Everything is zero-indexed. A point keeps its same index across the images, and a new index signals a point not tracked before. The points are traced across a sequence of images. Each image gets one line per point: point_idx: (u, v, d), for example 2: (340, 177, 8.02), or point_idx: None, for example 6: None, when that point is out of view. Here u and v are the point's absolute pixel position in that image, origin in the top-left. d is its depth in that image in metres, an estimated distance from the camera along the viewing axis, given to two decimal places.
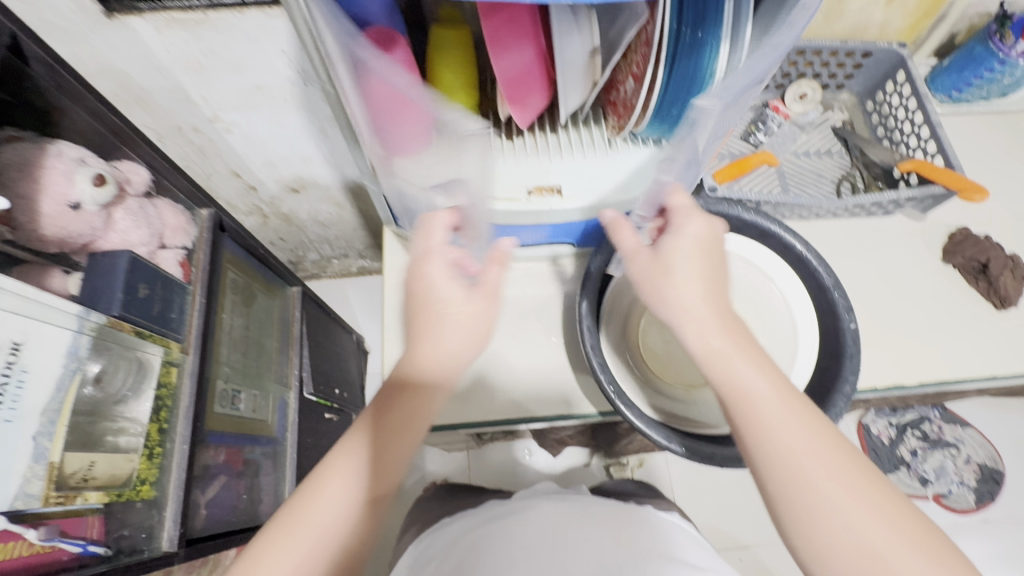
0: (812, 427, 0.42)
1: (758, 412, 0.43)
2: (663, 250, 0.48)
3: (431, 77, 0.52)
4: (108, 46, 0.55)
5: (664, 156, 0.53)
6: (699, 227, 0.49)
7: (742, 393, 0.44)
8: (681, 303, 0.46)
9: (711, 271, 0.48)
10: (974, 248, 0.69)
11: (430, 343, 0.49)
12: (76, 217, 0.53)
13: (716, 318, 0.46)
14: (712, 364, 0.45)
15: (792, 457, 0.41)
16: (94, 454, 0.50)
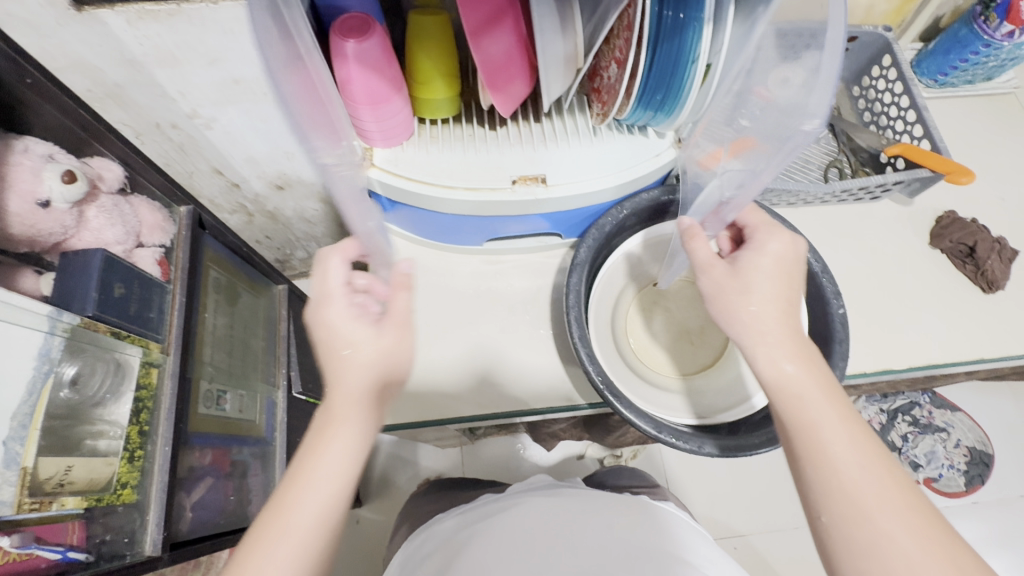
0: (878, 465, 0.42)
1: (823, 439, 0.43)
2: (741, 264, 0.50)
3: (409, 65, 0.51)
4: (78, 40, 0.51)
5: (731, 175, 0.50)
6: (780, 246, 0.50)
7: (808, 420, 0.44)
8: (752, 324, 0.47)
9: (787, 297, 0.48)
10: (961, 231, 0.69)
11: (348, 378, 0.46)
12: (47, 215, 0.52)
13: (791, 344, 0.46)
14: (780, 389, 0.46)
15: (853, 491, 0.41)
16: (71, 457, 0.48)
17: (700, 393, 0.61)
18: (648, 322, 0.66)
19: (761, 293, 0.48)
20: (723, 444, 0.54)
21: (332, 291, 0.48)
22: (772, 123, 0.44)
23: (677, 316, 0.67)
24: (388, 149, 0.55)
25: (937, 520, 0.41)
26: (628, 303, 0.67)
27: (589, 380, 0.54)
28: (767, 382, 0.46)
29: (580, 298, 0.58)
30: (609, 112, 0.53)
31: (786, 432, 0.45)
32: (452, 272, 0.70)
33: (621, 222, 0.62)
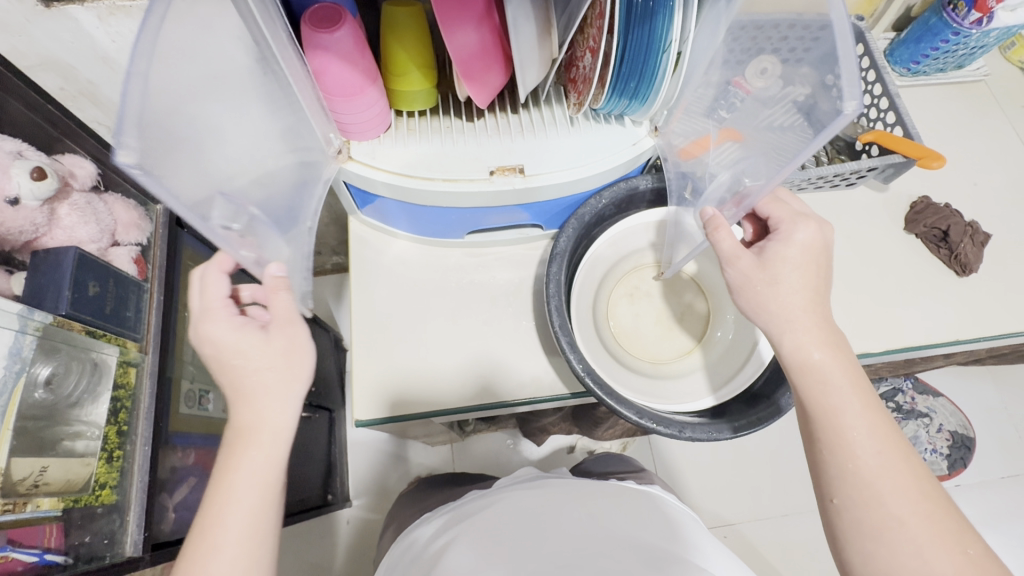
0: (894, 453, 0.44)
1: (845, 426, 0.45)
2: (769, 255, 0.49)
3: (385, 56, 0.50)
4: (48, 36, 0.53)
5: (752, 166, 0.48)
6: (807, 235, 0.49)
7: (832, 407, 0.45)
8: (782, 312, 0.48)
9: (815, 288, 0.49)
10: (934, 216, 0.71)
11: (247, 398, 0.44)
12: (15, 213, 0.50)
13: (819, 333, 0.47)
14: (807, 376, 0.47)
15: (869, 476, 0.43)
16: (45, 458, 0.48)
17: (681, 378, 0.62)
18: (630, 308, 0.66)
19: (789, 284, 0.48)
20: (736, 424, 0.56)
21: (212, 306, 0.45)
22: (759, 113, 0.47)
23: (659, 302, 0.67)
24: (365, 142, 0.55)
25: (945, 506, 0.42)
26: (610, 287, 0.67)
27: (570, 369, 0.54)
28: (795, 369, 0.47)
29: (561, 288, 0.58)
30: (584, 102, 0.53)
31: (809, 417, 0.47)
32: (435, 265, 0.69)
33: (601, 211, 0.63)
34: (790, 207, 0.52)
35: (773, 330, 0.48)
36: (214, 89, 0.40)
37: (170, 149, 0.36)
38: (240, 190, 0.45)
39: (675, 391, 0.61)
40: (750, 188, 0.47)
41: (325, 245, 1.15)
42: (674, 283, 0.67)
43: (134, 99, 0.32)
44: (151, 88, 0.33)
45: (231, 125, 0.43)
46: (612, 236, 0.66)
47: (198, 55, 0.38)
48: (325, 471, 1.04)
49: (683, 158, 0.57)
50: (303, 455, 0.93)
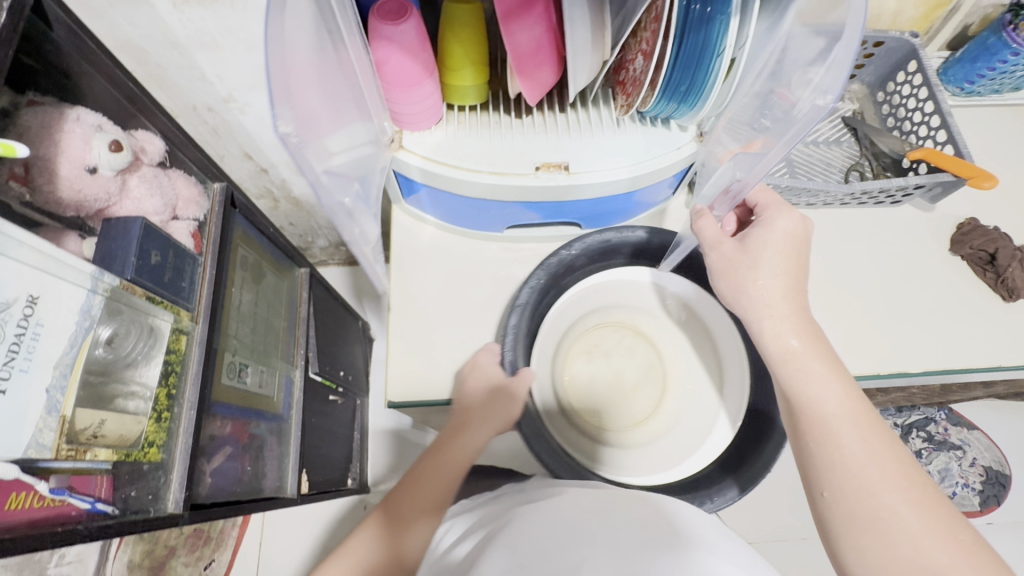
0: (877, 440, 0.44)
1: (827, 412, 0.45)
2: (750, 240, 0.52)
3: (441, 53, 0.53)
4: (127, 22, 0.58)
5: (749, 159, 0.52)
6: (790, 223, 0.52)
7: (812, 395, 0.46)
8: (763, 300, 0.50)
9: (794, 275, 0.51)
10: (981, 238, 0.69)
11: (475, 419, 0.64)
12: (93, 181, 0.53)
13: (796, 321, 0.49)
14: (787, 364, 0.48)
15: (854, 464, 0.43)
16: (102, 411, 0.49)
17: (640, 443, 0.65)
18: (586, 366, 0.68)
19: (768, 268, 0.50)
20: (743, 480, 0.59)
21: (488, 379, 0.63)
22: (785, 127, 0.47)
23: (617, 362, 0.68)
24: (417, 132, 0.57)
25: (933, 493, 0.42)
26: (570, 342, 0.69)
27: (520, 432, 0.59)
28: (777, 360, 0.49)
29: (517, 338, 0.61)
30: (633, 103, 0.54)
31: (793, 409, 0.48)
32: (469, 258, 0.71)
33: (570, 261, 0.65)
34: (776, 199, 0.55)
35: (750, 317, 0.51)
36: (324, 73, 0.44)
37: (303, 124, 0.41)
38: (342, 167, 0.49)
39: (636, 460, 0.64)
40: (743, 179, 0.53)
41: None
42: (636, 349, 0.69)
43: (275, 75, 0.37)
44: (283, 69, 0.38)
45: (335, 109, 0.47)
46: (582, 287, 0.69)
47: (308, 48, 0.41)
48: (349, 455, 1.06)
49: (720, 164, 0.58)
50: (328, 436, 0.96)
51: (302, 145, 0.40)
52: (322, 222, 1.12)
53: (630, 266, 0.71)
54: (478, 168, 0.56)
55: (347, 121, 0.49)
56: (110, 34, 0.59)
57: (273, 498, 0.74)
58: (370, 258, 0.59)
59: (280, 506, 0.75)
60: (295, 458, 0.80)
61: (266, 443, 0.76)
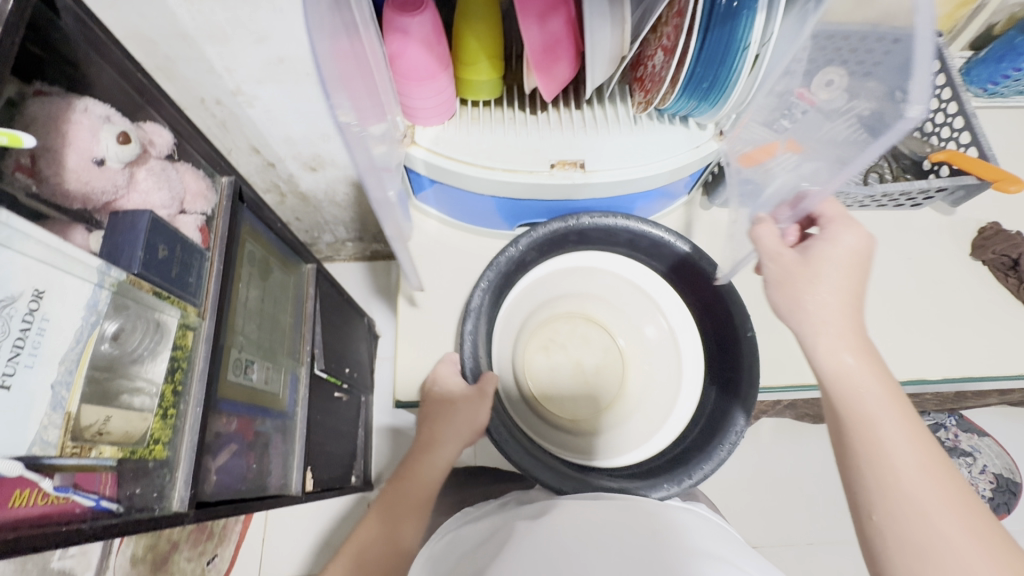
0: (932, 464, 0.43)
1: (880, 433, 0.44)
2: (813, 253, 0.50)
3: (456, 45, 0.52)
4: (135, 12, 0.57)
5: (816, 169, 0.49)
6: (855, 240, 0.49)
7: (866, 415, 0.45)
8: (818, 314, 0.48)
9: (854, 290, 0.49)
10: (1005, 243, 0.67)
11: (443, 424, 0.62)
12: (100, 173, 0.52)
13: (852, 338, 0.48)
14: (840, 382, 0.47)
15: (909, 490, 0.42)
16: (109, 408, 0.49)
17: (607, 427, 0.66)
18: (545, 361, 0.68)
19: (828, 282, 0.48)
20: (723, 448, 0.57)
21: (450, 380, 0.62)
22: (819, 125, 0.50)
23: (575, 352, 0.68)
24: (431, 127, 0.56)
25: (990, 522, 0.41)
26: (526, 341, 0.69)
27: (492, 438, 0.57)
28: (831, 378, 0.47)
29: (475, 345, 0.60)
30: (652, 100, 0.54)
31: (843, 427, 0.46)
32: (480, 256, 0.70)
33: (520, 257, 0.62)
34: (844, 210, 0.51)
35: (803, 331, 0.50)
36: (359, 67, 0.44)
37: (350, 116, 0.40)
38: (382, 161, 0.48)
39: (606, 445, 0.65)
40: (812, 190, 0.48)
41: (365, 231, 1.18)
42: (586, 335, 0.69)
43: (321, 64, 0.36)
44: (326, 58, 0.37)
45: (369, 105, 0.46)
46: (534, 279, 0.67)
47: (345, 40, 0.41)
48: (354, 453, 1.06)
49: (745, 164, 0.59)
50: (333, 433, 0.95)
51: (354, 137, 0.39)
52: (328, 217, 1.11)
53: (582, 248, 0.67)
54: (491, 166, 0.55)
55: (377, 115, 0.49)
56: (118, 23, 0.59)
57: (278, 496, 0.74)
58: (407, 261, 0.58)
59: (285, 504, 0.74)
60: (300, 456, 0.79)
61: (271, 441, 0.76)
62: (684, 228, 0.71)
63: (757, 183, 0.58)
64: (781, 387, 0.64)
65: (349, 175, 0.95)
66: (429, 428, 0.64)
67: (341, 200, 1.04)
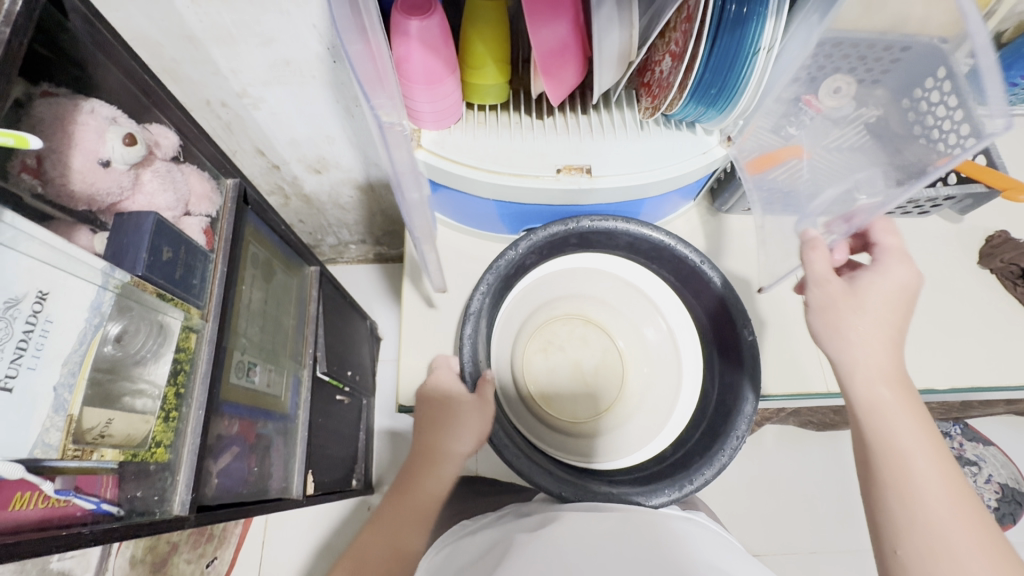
0: (961, 500, 0.43)
1: (911, 466, 0.44)
2: (860, 284, 0.49)
3: (462, 48, 0.51)
4: (142, 14, 0.57)
5: (865, 176, 0.50)
6: (905, 275, 0.48)
7: (898, 447, 0.45)
8: (856, 343, 0.48)
9: (897, 321, 0.48)
10: (1013, 251, 0.66)
11: (446, 427, 0.59)
12: (105, 174, 0.52)
13: (889, 369, 0.48)
14: (873, 413, 0.47)
15: (937, 525, 0.42)
16: (111, 410, 0.48)
17: (605, 429, 0.65)
18: (543, 362, 0.67)
19: (872, 312, 0.48)
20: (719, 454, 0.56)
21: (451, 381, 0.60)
22: (827, 131, 0.55)
23: (574, 353, 0.68)
24: (437, 131, 0.56)
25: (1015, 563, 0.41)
26: (525, 342, 0.68)
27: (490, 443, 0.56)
28: (864, 408, 0.47)
29: (474, 347, 0.59)
30: (658, 106, 0.53)
31: (871, 457, 0.46)
32: (484, 260, 0.70)
33: (519, 260, 0.61)
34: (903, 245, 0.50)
35: (839, 358, 0.49)
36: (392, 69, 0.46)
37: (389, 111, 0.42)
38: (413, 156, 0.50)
39: (605, 446, 0.64)
40: (865, 205, 0.49)
41: (369, 233, 1.18)
42: (586, 336, 0.69)
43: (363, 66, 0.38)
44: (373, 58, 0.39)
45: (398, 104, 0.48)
46: (534, 279, 0.67)
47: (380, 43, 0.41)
48: (355, 456, 1.05)
49: (756, 168, 0.58)
50: (334, 436, 0.94)
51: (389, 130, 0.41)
52: (331, 219, 1.11)
53: (584, 251, 0.67)
54: (497, 170, 0.55)
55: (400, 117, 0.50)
56: (125, 25, 0.59)
57: (278, 499, 0.73)
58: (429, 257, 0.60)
59: (285, 507, 0.74)
60: (301, 459, 0.79)
61: (273, 443, 0.75)
62: (689, 234, 0.71)
63: (783, 189, 0.59)
64: (787, 394, 0.63)
65: (354, 178, 0.95)
66: (431, 436, 0.60)
67: (344, 202, 1.04)
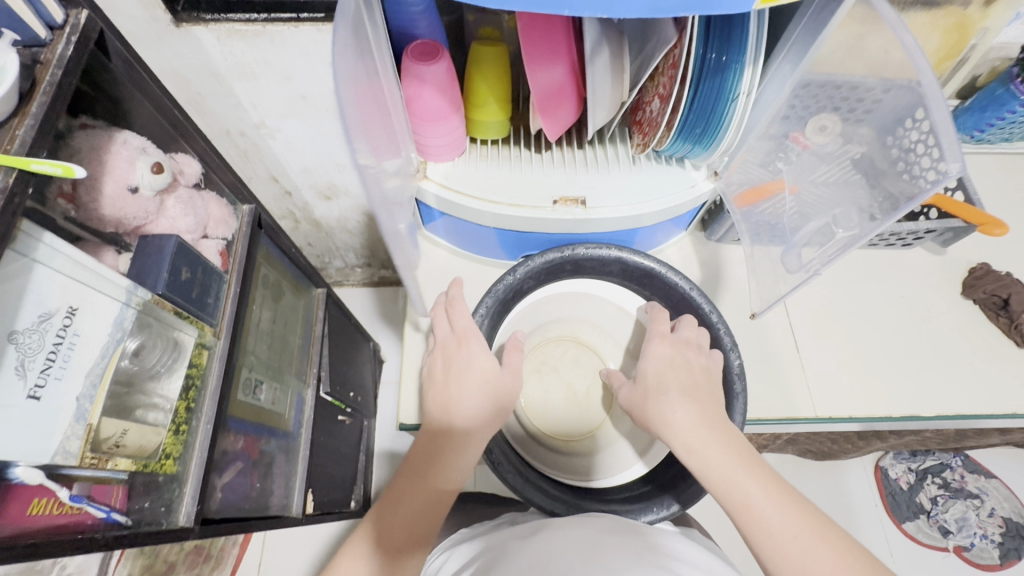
0: (813, 530, 0.42)
1: (760, 518, 0.43)
2: (643, 377, 0.57)
3: (468, 88, 0.56)
4: (172, 52, 0.62)
5: (846, 215, 0.52)
6: (664, 350, 0.58)
7: (742, 501, 0.45)
8: (669, 419, 0.51)
9: (693, 389, 0.53)
10: (994, 283, 0.69)
11: (457, 412, 0.56)
12: (133, 200, 0.55)
13: (710, 432, 0.49)
14: (711, 476, 0.47)
15: (802, 568, 0.41)
16: (126, 422, 0.50)
17: (599, 446, 0.68)
18: (538, 385, 0.69)
19: (668, 393, 0.53)
20: None
21: (472, 356, 0.58)
22: (814, 167, 0.56)
23: (566, 376, 0.70)
24: (442, 163, 0.60)
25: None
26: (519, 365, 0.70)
27: (486, 460, 0.58)
28: (701, 475, 0.48)
29: None
30: (649, 143, 0.57)
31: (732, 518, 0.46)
32: (484, 285, 0.73)
33: (518, 284, 0.64)
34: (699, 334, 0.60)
35: (669, 439, 0.51)
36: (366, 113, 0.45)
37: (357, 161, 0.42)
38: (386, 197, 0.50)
39: (602, 465, 0.66)
40: (844, 236, 0.52)
41: (375, 257, 1.22)
42: (578, 358, 0.71)
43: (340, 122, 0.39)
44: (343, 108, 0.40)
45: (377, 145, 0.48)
46: (530, 304, 0.70)
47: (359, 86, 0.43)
48: (355, 476, 1.06)
49: (743, 204, 0.62)
50: (335, 456, 0.96)
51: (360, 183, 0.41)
52: (339, 243, 1.15)
53: (580, 277, 0.70)
54: (498, 202, 0.58)
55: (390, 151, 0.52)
56: (157, 62, 0.63)
57: (278, 516, 0.74)
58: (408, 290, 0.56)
59: (285, 525, 0.75)
60: (302, 476, 0.80)
61: (275, 460, 0.77)
62: (681, 261, 0.74)
63: (770, 221, 0.61)
64: (775, 419, 0.65)
65: (362, 204, 0.99)
66: (445, 425, 0.55)
67: (353, 227, 1.08)
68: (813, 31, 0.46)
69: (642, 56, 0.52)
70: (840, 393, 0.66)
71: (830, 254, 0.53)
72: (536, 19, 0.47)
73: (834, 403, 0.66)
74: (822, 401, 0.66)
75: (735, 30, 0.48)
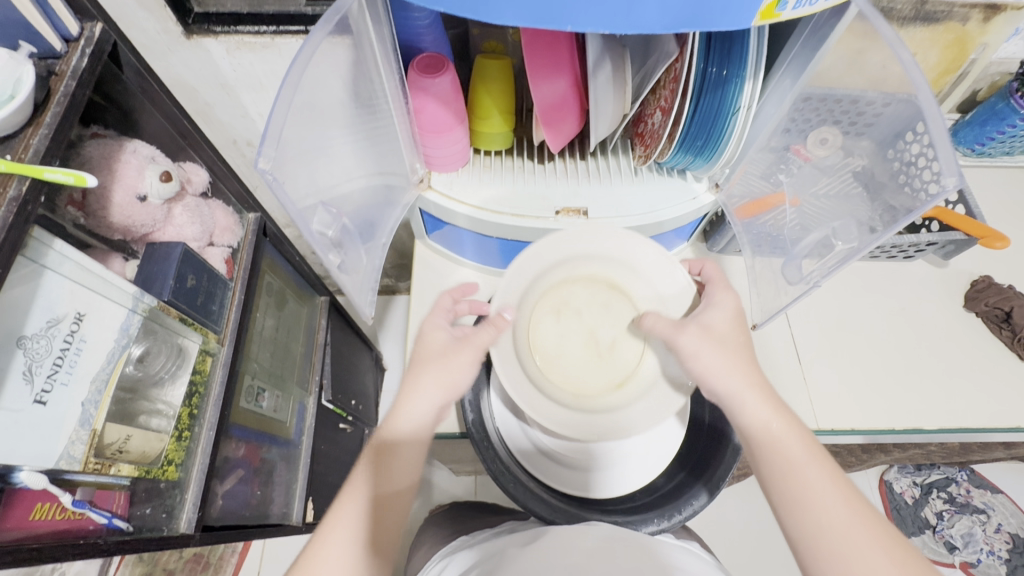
0: (857, 502, 0.43)
1: (807, 480, 0.44)
2: (703, 320, 0.53)
3: (471, 100, 0.57)
4: (182, 64, 0.63)
5: (847, 228, 0.53)
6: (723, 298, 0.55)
7: (791, 460, 0.46)
8: (723, 374, 0.50)
9: (744, 346, 0.52)
10: (997, 296, 0.69)
11: (409, 411, 0.52)
12: (141, 208, 0.56)
13: (765, 392, 0.49)
14: (763, 436, 0.48)
15: (842, 530, 0.42)
16: (130, 428, 0.51)
17: (619, 406, 0.55)
18: (554, 326, 0.58)
19: (723, 344, 0.51)
20: (711, 484, 0.57)
21: (433, 349, 0.56)
22: (815, 179, 0.57)
23: (589, 320, 0.59)
24: (444, 173, 0.61)
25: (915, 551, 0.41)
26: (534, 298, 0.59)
27: (486, 471, 0.58)
28: (752, 433, 0.48)
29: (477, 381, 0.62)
30: (651, 154, 0.58)
31: (772, 478, 0.46)
32: (487, 294, 0.73)
33: None
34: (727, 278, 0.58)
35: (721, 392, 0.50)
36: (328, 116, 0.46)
37: (288, 156, 0.41)
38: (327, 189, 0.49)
39: (614, 425, 0.54)
40: (842, 248, 0.52)
41: None
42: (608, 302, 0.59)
43: (275, 117, 0.38)
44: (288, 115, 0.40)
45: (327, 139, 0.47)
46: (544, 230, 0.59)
47: (331, 90, 0.45)
48: None
49: (744, 215, 0.62)
50: (336, 464, 0.96)
51: (280, 181, 0.39)
52: None
53: None
54: (501, 209, 0.59)
55: (359, 156, 0.52)
56: (167, 74, 0.65)
57: (278, 525, 0.74)
58: (358, 294, 0.55)
59: (285, 533, 0.75)
60: (303, 483, 0.80)
61: (276, 469, 0.77)
62: None
63: (770, 232, 0.62)
64: None
65: None
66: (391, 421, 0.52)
67: None
68: (805, 50, 0.47)
69: (643, 70, 0.53)
70: (843, 405, 0.66)
71: (830, 266, 0.53)
72: (540, 34, 0.48)
73: (836, 415, 0.66)
74: (824, 413, 0.66)
75: (734, 44, 0.49)
